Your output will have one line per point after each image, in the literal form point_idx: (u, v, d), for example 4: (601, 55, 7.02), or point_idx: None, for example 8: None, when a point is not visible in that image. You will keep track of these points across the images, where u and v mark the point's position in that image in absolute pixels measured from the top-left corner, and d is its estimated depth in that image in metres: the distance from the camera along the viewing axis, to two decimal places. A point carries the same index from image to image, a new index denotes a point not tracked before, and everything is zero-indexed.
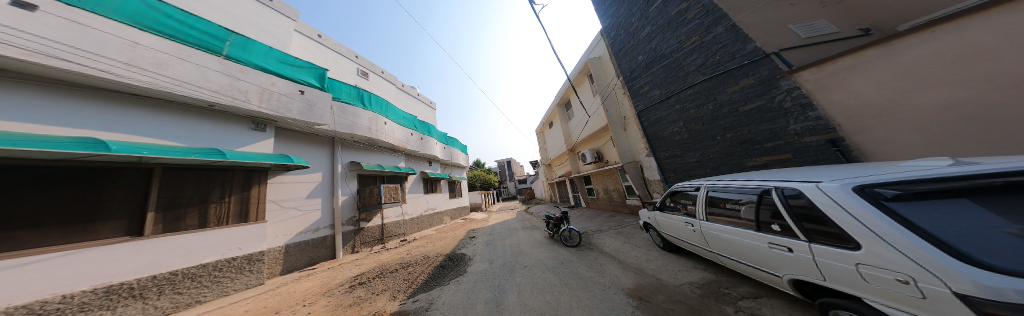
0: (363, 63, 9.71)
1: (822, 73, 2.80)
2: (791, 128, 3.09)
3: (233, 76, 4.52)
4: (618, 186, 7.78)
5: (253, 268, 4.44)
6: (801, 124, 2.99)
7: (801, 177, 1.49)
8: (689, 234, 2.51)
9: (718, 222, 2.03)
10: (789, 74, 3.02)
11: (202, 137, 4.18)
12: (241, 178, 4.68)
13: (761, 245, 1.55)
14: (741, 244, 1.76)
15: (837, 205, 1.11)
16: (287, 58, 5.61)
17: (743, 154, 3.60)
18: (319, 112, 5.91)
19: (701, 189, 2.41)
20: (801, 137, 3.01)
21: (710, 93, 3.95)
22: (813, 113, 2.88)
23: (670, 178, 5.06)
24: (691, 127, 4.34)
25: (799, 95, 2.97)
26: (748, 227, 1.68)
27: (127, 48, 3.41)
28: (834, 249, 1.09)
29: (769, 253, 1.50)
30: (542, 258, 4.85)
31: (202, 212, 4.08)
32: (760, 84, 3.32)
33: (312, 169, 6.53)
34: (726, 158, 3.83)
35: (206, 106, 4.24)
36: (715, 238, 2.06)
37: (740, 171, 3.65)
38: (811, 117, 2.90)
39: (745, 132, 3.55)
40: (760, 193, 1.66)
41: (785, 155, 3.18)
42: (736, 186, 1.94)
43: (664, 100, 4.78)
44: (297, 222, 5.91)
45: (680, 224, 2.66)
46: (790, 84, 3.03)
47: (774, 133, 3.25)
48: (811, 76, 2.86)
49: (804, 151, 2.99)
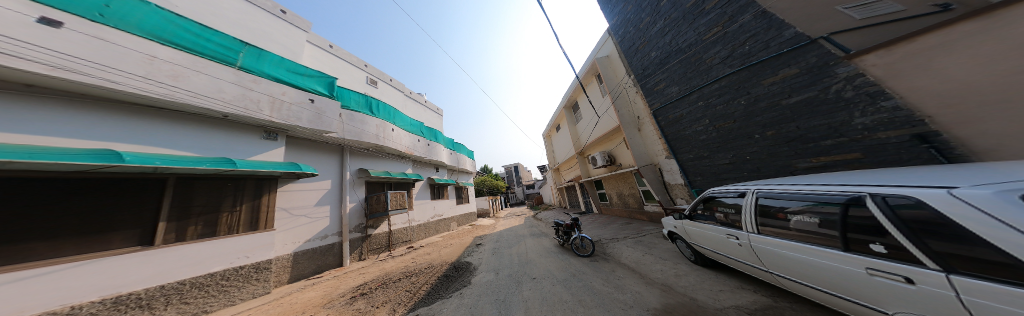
0: (372, 72, 9.97)
1: (895, 55, 2.12)
2: (856, 122, 2.48)
3: (246, 86, 4.66)
4: (633, 191, 7.30)
5: (259, 277, 4.36)
6: (870, 117, 2.36)
7: (896, 181, 1.16)
8: (731, 249, 2.13)
9: (772, 236, 1.66)
10: (848, 59, 2.42)
11: (216, 146, 4.27)
12: (252, 187, 4.71)
13: (853, 270, 1.17)
14: (815, 266, 1.37)
15: (983, 215, 0.75)
16: (298, 68, 5.80)
17: (787, 154, 3.12)
18: (327, 120, 6.05)
19: (745, 195, 2.03)
20: (873, 132, 2.37)
21: (740, 87, 3.54)
22: (887, 103, 2.22)
23: (697, 182, 4.62)
24: (719, 125, 3.92)
25: (864, 84, 2.34)
26: (834, 246, 1.28)
27: (145, 61, 3.54)
28: (990, 284, 0.70)
29: (868, 282, 1.11)
30: (552, 269, 4.49)
31: (209, 222, 4.05)
32: (808, 72, 2.77)
33: (322, 177, 6.58)
34: (767, 159, 3.37)
35: (220, 116, 4.37)
36: (773, 256, 1.67)
37: (786, 174, 3.16)
38: (884, 107, 2.24)
39: (792, 129, 3.02)
40: (833, 202, 1.33)
41: (853, 154, 2.56)
42: (794, 193, 1.61)
43: (685, 97, 4.41)
44: (305, 230, 5.88)
45: (717, 236, 2.29)
46: (849, 72, 2.42)
47: (832, 128, 2.68)
48: (879, 61, 2.22)
49: (878, 150, 2.37)
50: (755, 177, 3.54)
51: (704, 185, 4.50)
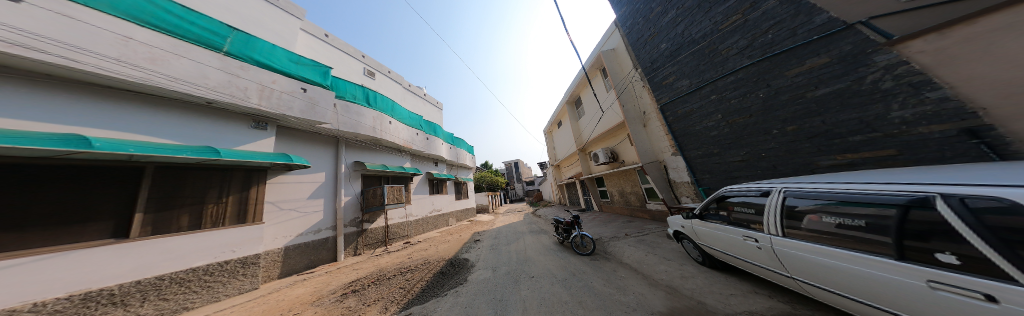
0: (370, 63, 9.68)
1: (950, 40, 1.84)
2: (893, 116, 2.26)
3: (232, 72, 4.49)
4: (636, 189, 7.15)
5: (247, 272, 4.26)
6: (910, 109, 2.14)
7: (956, 177, 0.97)
8: (748, 252, 1.97)
9: (796, 239, 1.49)
10: (888, 46, 2.18)
11: (199, 135, 4.10)
12: (240, 178, 4.59)
13: (899, 281, 0.99)
14: (852, 274, 1.19)
15: None
16: (291, 56, 5.68)
17: (809, 151, 2.91)
18: (321, 111, 5.90)
19: (769, 194, 1.83)
20: (913, 127, 2.15)
21: (758, 79, 3.33)
22: (933, 94, 1.99)
23: (704, 180, 4.46)
24: (732, 120, 3.73)
25: (906, 73, 2.11)
26: (878, 251, 1.08)
27: (119, 42, 3.34)
28: None
29: (918, 294, 0.93)
30: (551, 268, 4.37)
31: (192, 213, 3.91)
32: (841, 62, 2.55)
33: (315, 169, 6.40)
34: (784, 156, 3.17)
35: (205, 103, 4.18)
36: (799, 261, 1.48)
37: (806, 172, 2.97)
38: (928, 99, 2.02)
39: (816, 124, 2.82)
40: (865, 203, 1.18)
41: (886, 151, 2.35)
42: (816, 191, 1.46)
43: (697, 90, 4.21)
44: (298, 223, 5.75)
45: (732, 238, 2.13)
46: (889, 60, 2.19)
47: (864, 122, 2.45)
48: (926, 47, 1.98)
49: (917, 146, 2.15)
50: (769, 175, 3.35)
51: (712, 183, 4.33)
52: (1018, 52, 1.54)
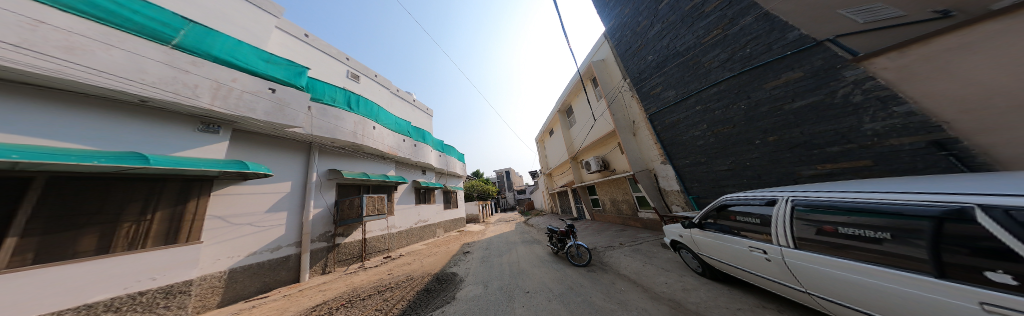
0: (355, 65, 9.17)
1: (908, 58, 2.09)
2: (865, 128, 2.44)
3: (181, 68, 3.88)
4: (627, 197, 7.21)
5: (170, 304, 3.66)
6: (881, 122, 2.32)
7: (970, 188, 0.94)
8: (756, 264, 1.88)
9: (810, 252, 1.42)
10: (855, 62, 2.41)
11: (124, 139, 3.43)
12: (174, 190, 4.01)
13: (927, 297, 0.92)
14: (877, 290, 1.11)
15: None
16: (261, 54, 5.15)
17: (791, 160, 3.07)
18: (291, 113, 5.28)
19: (775, 203, 1.77)
20: (884, 139, 2.33)
21: (739, 90, 3.54)
22: (899, 108, 2.19)
23: (694, 188, 4.56)
24: (718, 129, 3.91)
25: (874, 88, 2.31)
26: (905, 267, 1.01)
27: (25, 27, 2.69)
28: None
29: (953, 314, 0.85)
30: (546, 281, 4.08)
31: (101, 234, 3.27)
32: (814, 76, 2.77)
33: (279, 178, 5.64)
34: (769, 165, 3.29)
35: (137, 101, 3.52)
36: (815, 274, 1.39)
37: (789, 181, 3.10)
38: (896, 113, 2.21)
39: (795, 134, 3.00)
40: (845, 212, 1.31)
41: (862, 162, 2.50)
42: (829, 201, 1.40)
43: (684, 100, 4.44)
44: (250, 241, 4.90)
45: (737, 249, 2.05)
46: (857, 75, 2.41)
47: (840, 134, 2.64)
48: (891, 63, 2.20)
49: (890, 158, 2.32)
50: (755, 184, 3.48)
51: (702, 191, 4.43)
52: (984, 72, 1.73)
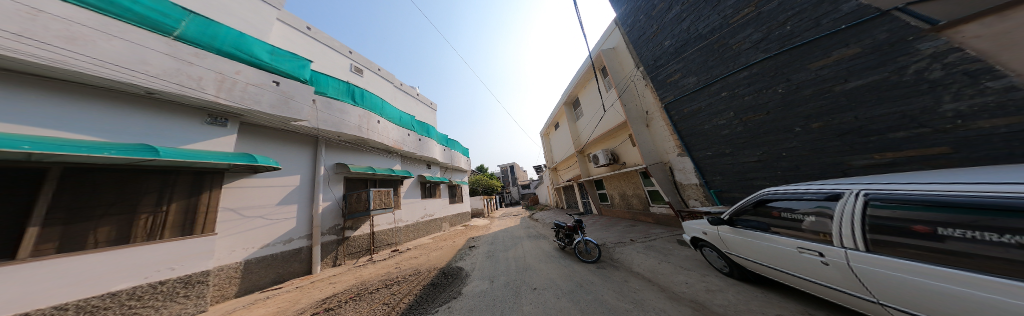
0: (358, 59, 9.05)
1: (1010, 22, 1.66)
2: (943, 109, 2.05)
3: (185, 60, 3.86)
4: (638, 192, 6.94)
5: (190, 293, 3.70)
6: (963, 102, 1.94)
7: None
8: (806, 268, 1.61)
9: (867, 251, 1.19)
10: (934, 32, 2.01)
11: (132, 130, 3.44)
12: (187, 182, 4.03)
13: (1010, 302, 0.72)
14: (941, 294, 0.91)
15: None
16: (264, 46, 5.10)
17: (839, 149, 2.78)
18: (296, 106, 5.27)
19: (839, 198, 1.44)
20: (969, 121, 1.94)
21: (776, 72, 3.24)
22: (994, 83, 1.77)
23: (716, 182, 4.38)
24: (746, 117, 3.65)
25: (958, 61, 1.92)
26: (963, 266, 0.84)
27: (25, 16, 2.65)
28: None
29: None
30: (554, 278, 3.96)
31: (119, 223, 3.35)
32: (875, 51, 2.40)
33: (288, 172, 5.71)
34: (815, 156, 2.99)
35: (144, 93, 3.54)
36: (881, 279, 1.14)
37: (836, 172, 2.83)
38: (989, 88, 1.79)
39: (847, 119, 2.67)
40: (888, 205, 1.16)
41: (939, 148, 2.11)
42: (896, 195, 1.13)
43: (707, 87, 4.16)
44: (262, 233, 4.99)
45: (780, 250, 1.78)
46: (935, 47, 2.02)
47: (908, 117, 2.25)
48: (979, 31, 1.81)
49: (970, 143, 1.94)
50: (795, 175, 3.22)
51: (724, 184, 4.24)
52: None
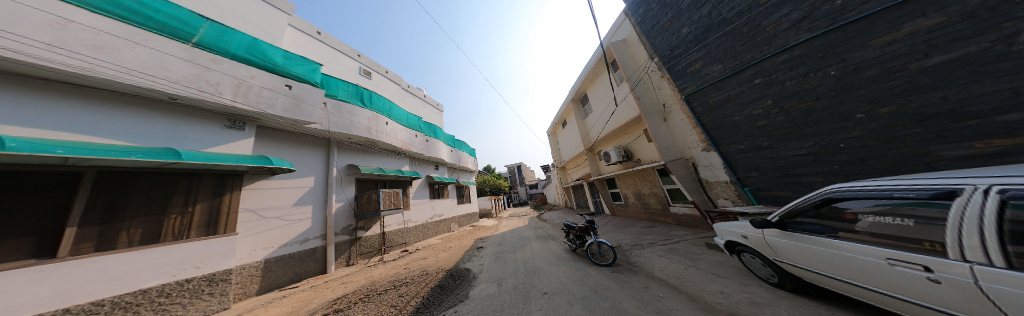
0: (366, 62, 9.23)
1: None
2: None
3: (203, 65, 3.99)
4: (655, 190, 6.50)
5: (214, 291, 3.74)
6: None
7: None
8: (911, 289, 1.18)
9: (1003, 267, 0.83)
10: None
11: (158, 134, 3.60)
12: (211, 184, 4.15)
13: None
14: None
15: None
16: (277, 51, 5.26)
17: (920, 138, 2.29)
18: (307, 109, 5.41)
19: (956, 195, 1.07)
20: None
21: (827, 52, 2.81)
22: None
23: (750, 179, 3.97)
24: (788, 105, 3.25)
25: None
26: None
27: (53, 25, 2.79)
28: None
29: None
30: (565, 282, 3.73)
31: (149, 223, 3.44)
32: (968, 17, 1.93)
33: (304, 173, 5.86)
34: (887, 146, 2.51)
35: (167, 99, 3.69)
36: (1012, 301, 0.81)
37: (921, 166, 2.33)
38: None
39: (933, 101, 2.18)
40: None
41: None
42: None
43: (737, 74, 3.75)
44: (280, 233, 5.12)
45: (868, 263, 1.36)
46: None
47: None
48: None
49: None
50: (862, 169, 2.73)
51: (763, 181, 3.81)
52: None
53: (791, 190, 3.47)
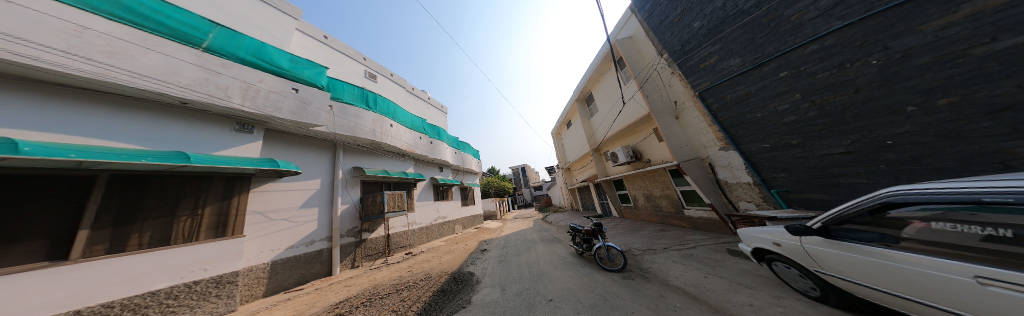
0: (371, 65, 9.33)
1: None
2: None
3: (213, 70, 4.07)
4: (667, 192, 6.21)
5: (221, 293, 3.71)
6: None
7: None
8: (953, 297, 1.04)
9: None
10: None
11: (170, 138, 3.66)
12: (220, 187, 4.18)
13: None
14: None
15: None
16: (284, 55, 5.35)
17: (988, 133, 1.88)
18: (314, 112, 5.45)
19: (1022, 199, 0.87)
20: None
21: (867, 40, 2.46)
22: None
23: (779, 180, 3.67)
24: (821, 99, 2.92)
25: None
26: None
27: (69, 33, 2.88)
28: None
29: None
30: (572, 288, 3.53)
31: (161, 226, 3.47)
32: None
33: (310, 176, 5.91)
34: (950, 142, 2.09)
35: (178, 103, 3.76)
36: None
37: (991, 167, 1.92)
38: None
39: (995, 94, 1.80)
40: None
41: None
42: None
43: (758, 67, 3.48)
44: (287, 235, 5.14)
45: (912, 272, 1.19)
46: None
47: None
48: None
49: None
50: (919, 169, 2.32)
51: (792, 183, 3.53)
52: None
53: (827, 193, 3.20)
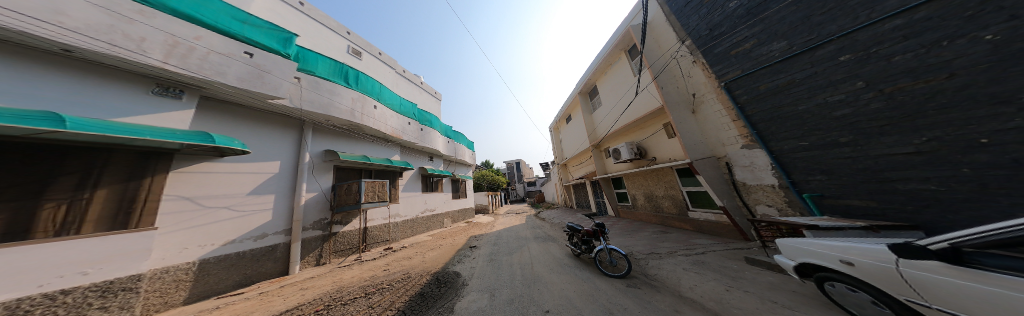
0: (357, 41, 8.10)
1: None
2: None
3: (124, 15, 3.02)
4: (672, 192, 5.89)
5: (109, 304, 2.75)
6: None
7: None
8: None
9: None
10: None
11: (46, 92, 2.60)
12: (124, 162, 3.21)
13: None
14: None
15: None
16: (239, 14, 4.40)
17: None
18: (271, 81, 4.47)
19: None
20: None
21: (984, 8, 1.91)
22: None
23: (814, 183, 3.39)
24: (891, 87, 2.49)
25: None
26: None
27: None
28: None
29: None
30: (571, 297, 3.01)
31: (15, 212, 2.43)
32: None
33: (268, 157, 4.95)
34: None
35: (60, 50, 2.69)
36: None
37: None
38: None
39: None
40: None
41: None
42: None
43: (812, 50, 3.09)
44: (227, 227, 4.18)
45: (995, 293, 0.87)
46: None
47: None
48: None
49: None
50: (1015, 175, 1.86)
51: (831, 187, 3.22)
52: None
53: (874, 200, 2.85)
